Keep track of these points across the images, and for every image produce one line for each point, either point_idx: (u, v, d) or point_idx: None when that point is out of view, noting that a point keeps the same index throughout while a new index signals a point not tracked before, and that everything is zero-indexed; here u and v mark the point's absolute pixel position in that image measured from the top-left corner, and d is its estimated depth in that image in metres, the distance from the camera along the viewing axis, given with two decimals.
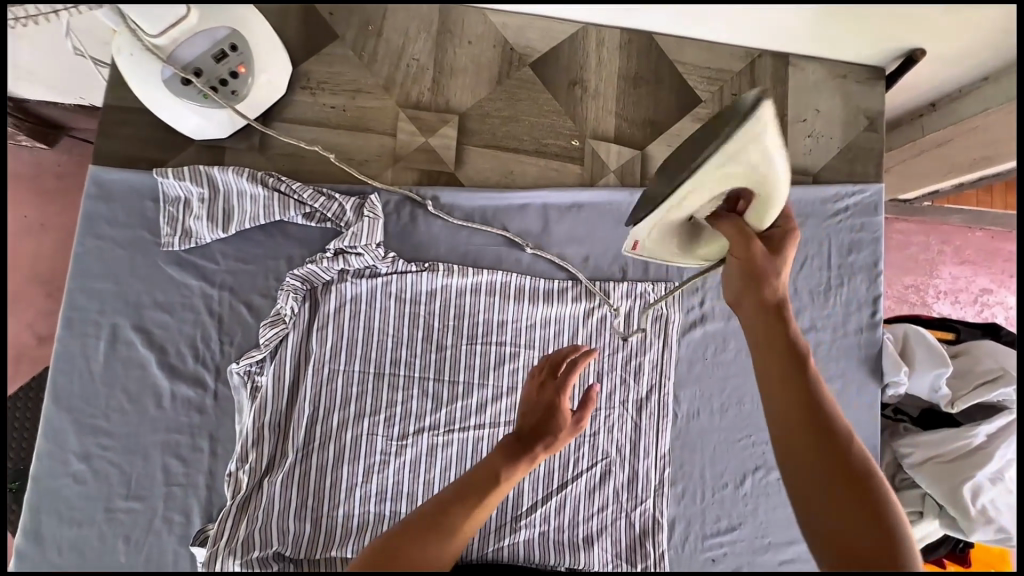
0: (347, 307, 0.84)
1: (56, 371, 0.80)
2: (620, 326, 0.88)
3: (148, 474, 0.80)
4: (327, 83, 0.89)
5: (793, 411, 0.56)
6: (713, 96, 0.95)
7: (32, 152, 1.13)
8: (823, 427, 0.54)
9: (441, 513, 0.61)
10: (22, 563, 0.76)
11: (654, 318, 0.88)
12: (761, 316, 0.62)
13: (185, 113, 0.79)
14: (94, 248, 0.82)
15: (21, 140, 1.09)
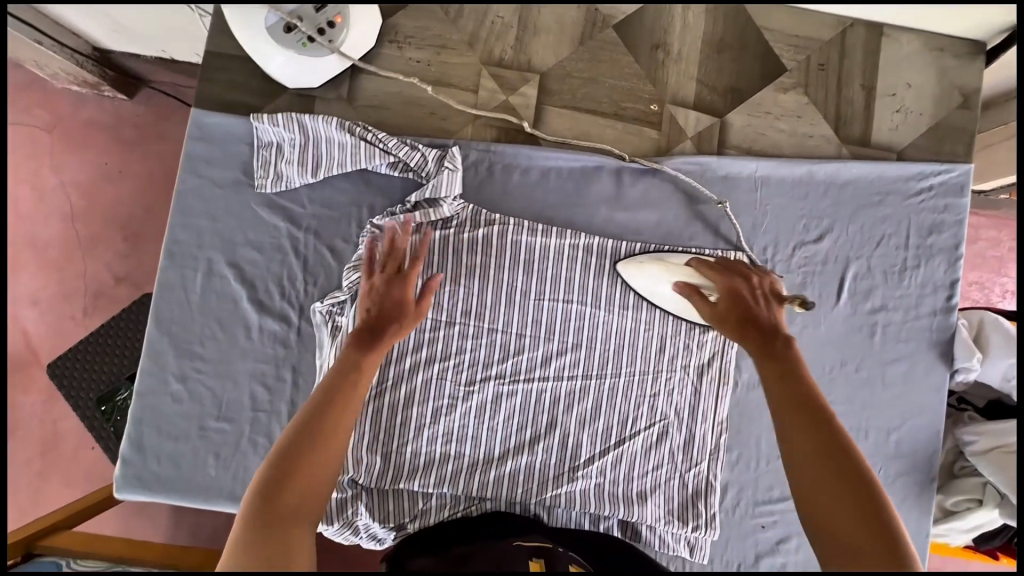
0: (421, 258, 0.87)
1: (157, 298, 0.87)
2: None
3: (237, 398, 0.86)
4: (414, 37, 0.91)
5: (824, 477, 0.60)
6: (799, 65, 0.93)
7: (114, 103, 1.31)
8: (871, 517, 0.56)
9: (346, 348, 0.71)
10: (127, 467, 0.85)
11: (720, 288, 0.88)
12: (782, 387, 0.67)
13: (283, 59, 0.83)
14: (193, 186, 0.88)
15: (106, 89, 1.27)
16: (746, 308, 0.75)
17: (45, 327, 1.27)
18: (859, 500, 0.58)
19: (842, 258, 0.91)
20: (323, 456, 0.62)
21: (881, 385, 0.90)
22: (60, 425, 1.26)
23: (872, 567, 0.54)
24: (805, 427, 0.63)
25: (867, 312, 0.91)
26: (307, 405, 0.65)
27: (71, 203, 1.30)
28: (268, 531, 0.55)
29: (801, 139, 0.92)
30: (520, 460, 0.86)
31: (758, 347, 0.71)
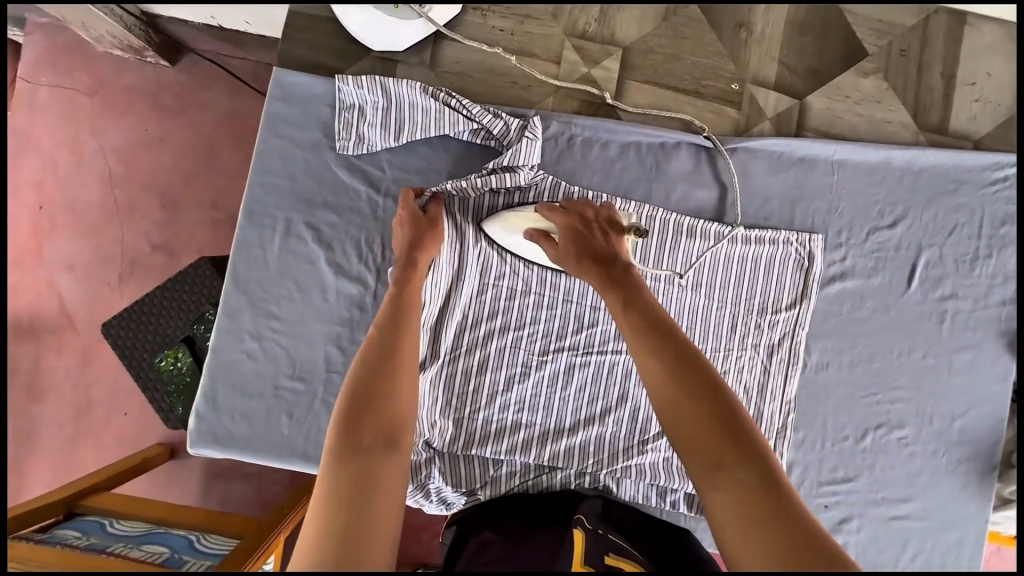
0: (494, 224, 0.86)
1: (235, 256, 0.87)
2: (762, 273, 0.90)
3: (312, 359, 0.87)
4: (499, 5, 0.90)
5: (686, 397, 0.56)
6: (880, 50, 0.93)
7: (155, 70, 1.32)
8: (724, 429, 0.53)
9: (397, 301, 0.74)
10: (201, 423, 0.85)
11: (792, 269, 0.89)
12: (630, 315, 0.64)
13: (374, 21, 0.85)
14: (274, 145, 0.88)
15: (150, 56, 1.28)
16: (586, 242, 0.73)
17: (79, 292, 1.29)
18: (714, 415, 0.54)
19: (915, 245, 0.92)
20: (396, 400, 0.63)
21: (948, 372, 0.91)
22: (100, 388, 1.27)
23: (722, 476, 0.51)
24: (653, 351, 0.60)
25: (937, 299, 0.91)
26: (366, 356, 0.67)
27: (110, 167, 1.31)
28: (360, 459, 0.56)
29: (879, 125, 0.92)
30: (590, 431, 0.87)
31: (601, 281, 0.69)
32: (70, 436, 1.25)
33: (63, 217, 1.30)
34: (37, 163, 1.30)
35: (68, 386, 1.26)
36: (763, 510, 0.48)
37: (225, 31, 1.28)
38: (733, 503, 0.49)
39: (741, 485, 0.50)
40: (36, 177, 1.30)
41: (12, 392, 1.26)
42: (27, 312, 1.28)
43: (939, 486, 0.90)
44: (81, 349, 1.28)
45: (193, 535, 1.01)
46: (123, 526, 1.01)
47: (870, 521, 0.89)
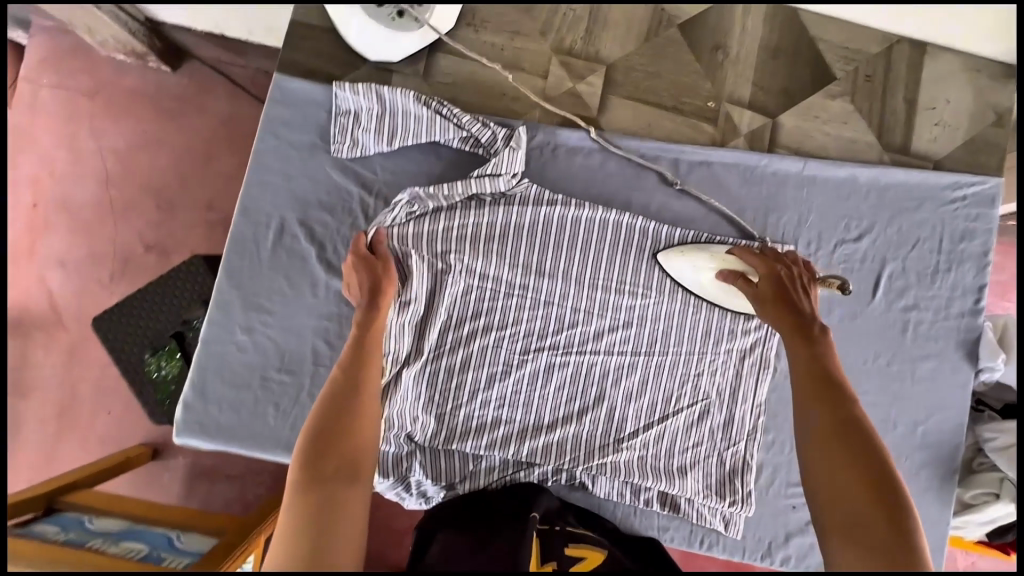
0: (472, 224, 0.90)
1: (229, 251, 0.90)
2: None
3: (299, 353, 0.89)
4: (490, 22, 0.95)
5: (845, 449, 0.63)
6: (847, 75, 0.99)
7: (157, 76, 1.35)
8: (864, 476, 0.61)
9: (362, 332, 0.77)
10: (187, 413, 0.87)
11: None
12: (809, 360, 0.72)
13: (372, 32, 0.89)
14: (271, 146, 0.91)
15: (152, 61, 1.30)
16: (791, 294, 0.79)
17: (74, 286, 1.30)
18: (856, 466, 0.62)
19: (879, 258, 0.97)
20: (360, 432, 0.66)
21: (911, 379, 0.95)
22: (83, 385, 1.28)
23: (862, 512, 0.59)
24: (824, 399, 0.68)
25: (900, 310, 0.96)
26: (333, 387, 0.70)
27: (107, 167, 1.34)
28: (323, 491, 0.60)
29: (845, 144, 0.98)
30: (568, 429, 0.90)
31: (791, 330, 0.75)
32: (53, 431, 1.26)
33: (56, 215, 1.32)
34: (31, 160, 1.33)
35: (54, 380, 1.28)
36: (892, 532, 0.57)
37: (227, 40, 1.29)
38: (855, 525, 0.59)
39: (874, 518, 0.58)
40: (31, 174, 1.33)
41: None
42: (16, 307, 1.29)
43: None
44: (65, 345, 1.29)
45: (171, 533, 1.03)
46: (101, 523, 1.00)
47: None
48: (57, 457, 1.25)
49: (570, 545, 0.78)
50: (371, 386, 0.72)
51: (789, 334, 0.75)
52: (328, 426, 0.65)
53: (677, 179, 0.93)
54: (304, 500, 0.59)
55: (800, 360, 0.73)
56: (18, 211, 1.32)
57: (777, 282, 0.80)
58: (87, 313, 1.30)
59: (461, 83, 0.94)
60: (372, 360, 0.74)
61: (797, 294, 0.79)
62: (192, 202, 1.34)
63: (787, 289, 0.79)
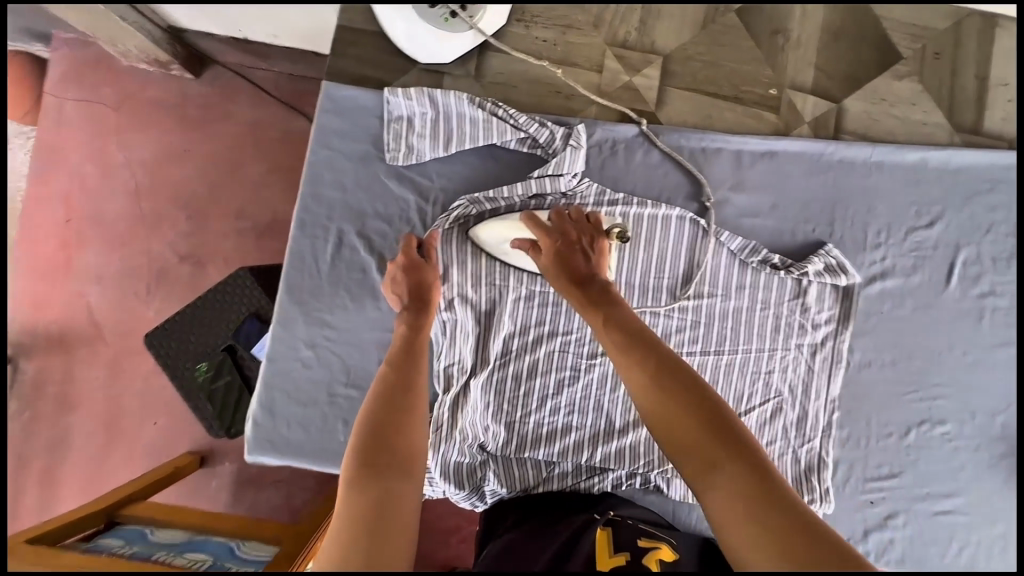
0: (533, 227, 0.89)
1: (288, 266, 0.89)
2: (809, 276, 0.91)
3: (365, 366, 0.89)
4: (541, 16, 0.92)
5: (686, 415, 0.62)
6: (915, 53, 0.94)
7: (179, 82, 1.34)
8: (721, 441, 0.59)
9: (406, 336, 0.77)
10: (258, 431, 0.87)
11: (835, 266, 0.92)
12: (613, 333, 0.70)
13: (424, 34, 0.86)
14: (325, 158, 0.90)
15: (175, 68, 1.30)
16: (570, 258, 0.78)
17: (111, 304, 1.30)
18: (718, 437, 0.59)
19: (953, 244, 0.93)
20: (409, 431, 0.66)
21: (988, 368, 0.93)
22: (136, 400, 1.28)
23: (718, 470, 0.58)
24: (632, 366, 0.67)
25: (976, 297, 0.93)
26: (379, 392, 0.70)
27: (135, 178, 1.33)
28: (376, 485, 0.59)
29: (914, 126, 0.94)
30: (640, 432, 0.88)
31: (581, 299, 0.75)
32: (104, 443, 1.27)
33: (97, 231, 1.32)
34: (71, 177, 1.32)
35: (106, 396, 1.28)
36: (757, 495, 0.55)
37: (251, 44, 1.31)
38: (711, 482, 0.58)
39: (733, 480, 0.56)
40: (70, 191, 1.32)
41: (52, 402, 1.28)
42: (56, 323, 1.29)
43: (982, 480, 0.92)
44: (115, 360, 1.29)
45: (231, 542, 1.00)
46: (163, 535, 0.99)
47: (916, 516, 0.91)
48: (115, 472, 1.25)
49: (641, 538, 0.72)
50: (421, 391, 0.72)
51: (582, 303, 0.75)
52: (376, 428, 0.65)
53: (711, 200, 0.90)
54: (361, 499, 0.58)
55: (611, 341, 0.70)
56: (60, 229, 1.31)
57: (562, 245, 0.79)
58: (135, 328, 1.30)
59: (514, 82, 0.91)
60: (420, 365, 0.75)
61: (576, 255, 0.79)
62: (232, 212, 1.33)
63: (579, 258, 0.78)
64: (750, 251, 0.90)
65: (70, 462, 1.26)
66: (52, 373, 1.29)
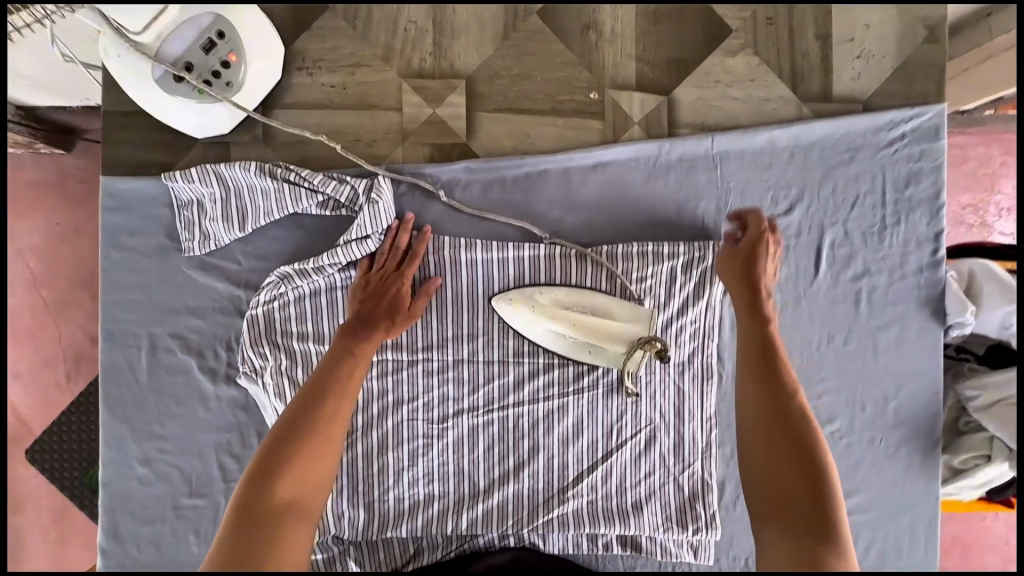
0: (355, 292, 0.82)
1: (104, 381, 0.83)
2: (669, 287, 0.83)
3: (206, 472, 0.83)
4: (324, 59, 0.83)
5: (796, 444, 0.68)
6: (745, 23, 0.85)
7: (53, 160, 1.17)
8: (814, 472, 0.66)
9: (337, 356, 0.73)
10: (107, 559, 0.82)
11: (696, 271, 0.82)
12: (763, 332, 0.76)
13: (182, 110, 0.76)
14: (118, 259, 0.82)
15: (40, 147, 1.11)
16: (755, 258, 0.79)
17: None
18: (800, 456, 0.67)
19: (816, 227, 0.85)
20: (308, 464, 0.64)
21: (873, 355, 0.86)
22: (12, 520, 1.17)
23: (802, 525, 0.63)
24: (761, 376, 0.73)
25: (850, 280, 0.85)
26: (285, 417, 0.67)
27: (30, 268, 1.18)
28: (251, 531, 0.57)
29: (756, 106, 0.85)
30: (507, 490, 0.83)
31: (744, 300, 0.78)
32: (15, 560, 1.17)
33: None
34: None
35: None
36: (817, 524, 0.63)
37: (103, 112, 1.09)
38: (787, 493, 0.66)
39: (829, 546, 0.61)
40: None
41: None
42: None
43: (882, 473, 0.86)
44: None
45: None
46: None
47: None
48: None
49: None
50: (324, 406, 0.68)
51: (744, 301, 0.78)
52: (273, 464, 0.62)
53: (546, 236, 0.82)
54: (233, 545, 0.56)
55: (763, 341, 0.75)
56: None
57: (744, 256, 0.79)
58: None
59: (307, 139, 0.83)
60: (346, 388, 0.71)
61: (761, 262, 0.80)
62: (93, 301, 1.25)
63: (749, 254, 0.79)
64: (597, 274, 0.82)
65: None
66: None
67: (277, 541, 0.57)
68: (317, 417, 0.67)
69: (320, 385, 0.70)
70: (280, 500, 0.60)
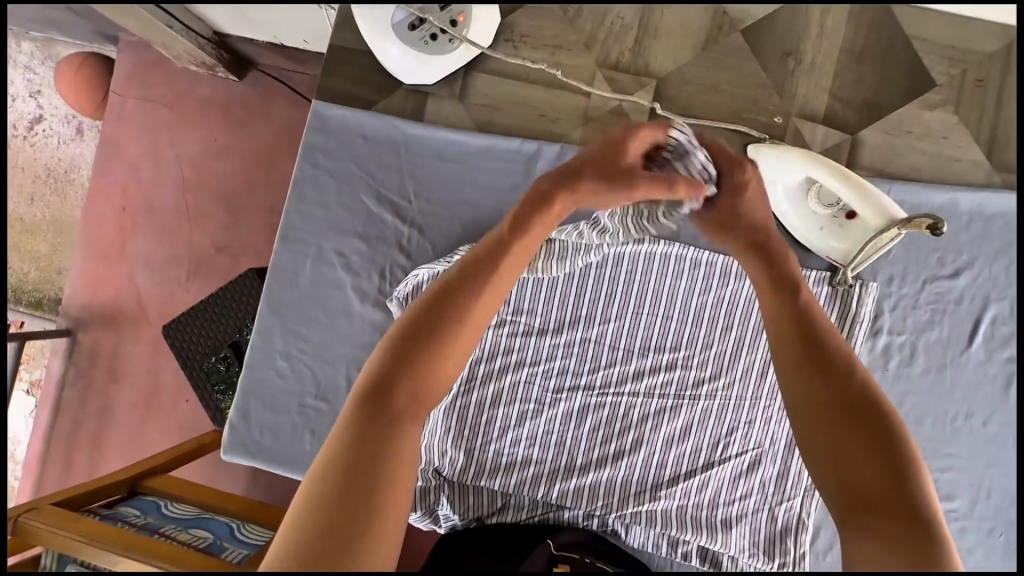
0: None
1: (270, 277, 0.92)
2: None
3: (335, 380, 0.91)
4: (530, 36, 0.89)
5: (863, 436, 0.55)
6: (952, 80, 0.84)
7: (225, 84, 1.31)
8: (879, 448, 0.54)
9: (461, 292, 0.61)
10: (233, 434, 0.91)
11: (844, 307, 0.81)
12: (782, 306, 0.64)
13: (406, 57, 0.86)
14: (309, 174, 0.91)
15: (221, 71, 1.27)
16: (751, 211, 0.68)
17: (113, 290, 1.31)
18: (868, 433, 0.55)
19: (980, 299, 0.82)
20: (414, 395, 0.58)
21: (1011, 443, 0.81)
22: (130, 382, 1.29)
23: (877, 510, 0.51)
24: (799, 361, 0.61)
25: (1004, 361, 0.82)
26: (413, 318, 0.61)
27: (181, 175, 1.32)
28: (368, 451, 0.54)
29: (944, 164, 0.84)
30: (602, 472, 0.85)
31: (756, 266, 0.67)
32: (136, 415, 1.28)
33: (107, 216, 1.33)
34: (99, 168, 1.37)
35: (102, 379, 1.29)
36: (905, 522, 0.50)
37: (289, 50, 1.27)
38: (872, 528, 0.51)
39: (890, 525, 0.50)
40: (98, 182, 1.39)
41: (94, 375, 1.29)
42: (108, 300, 1.31)
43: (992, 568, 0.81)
44: (116, 344, 1.30)
45: (233, 522, 0.98)
46: (177, 508, 0.98)
47: None
48: (108, 450, 1.27)
49: None
50: (433, 335, 0.59)
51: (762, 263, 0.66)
52: (392, 397, 0.57)
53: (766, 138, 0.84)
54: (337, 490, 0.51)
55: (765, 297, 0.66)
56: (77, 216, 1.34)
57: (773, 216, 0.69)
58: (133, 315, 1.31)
59: (498, 104, 0.91)
60: (482, 298, 0.62)
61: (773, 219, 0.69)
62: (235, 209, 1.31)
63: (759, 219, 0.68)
64: (739, 292, 0.84)
65: (102, 435, 1.27)
66: (86, 346, 1.30)
67: (382, 495, 0.52)
68: (444, 331, 0.60)
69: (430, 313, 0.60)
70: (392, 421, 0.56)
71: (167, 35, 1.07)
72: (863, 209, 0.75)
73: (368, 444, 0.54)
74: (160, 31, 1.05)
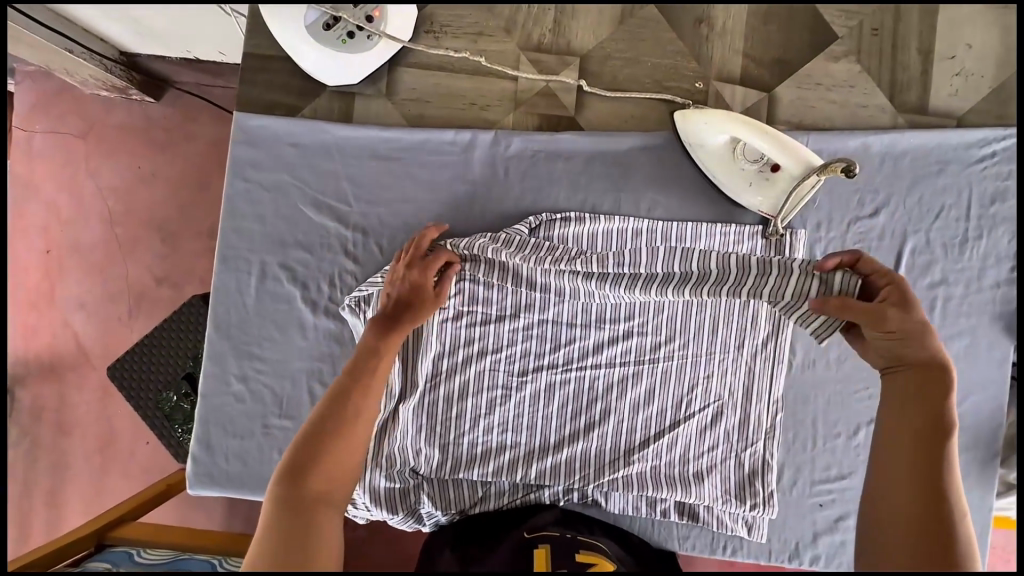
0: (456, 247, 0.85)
1: (214, 301, 0.89)
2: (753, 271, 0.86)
3: (296, 397, 0.89)
4: (450, 26, 0.90)
5: (916, 491, 0.58)
6: (851, 31, 0.89)
7: (142, 106, 1.23)
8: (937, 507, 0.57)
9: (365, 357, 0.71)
10: (197, 468, 0.88)
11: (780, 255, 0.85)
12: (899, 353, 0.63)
13: (324, 57, 0.84)
14: (241, 190, 0.89)
15: (134, 93, 1.19)
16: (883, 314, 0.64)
17: (46, 338, 1.23)
18: (928, 492, 0.58)
19: (899, 232, 0.88)
20: (339, 457, 0.63)
21: None
22: (78, 431, 1.21)
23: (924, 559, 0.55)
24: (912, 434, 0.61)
25: (927, 287, 0.87)
26: (321, 409, 0.66)
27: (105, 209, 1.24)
28: (299, 513, 0.58)
29: (854, 111, 0.89)
30: (575, 447, 0.87)
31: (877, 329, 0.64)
32: (90, 467, 1.20)
33: (26, 261, 1.24)
34: None
35: (48, 432, 1.21)
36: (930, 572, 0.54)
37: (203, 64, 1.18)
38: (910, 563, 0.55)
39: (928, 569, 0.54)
40: None
41: (40, 432, 1.21)
42: (42, 348, 1.23)
43: None
44: (58, 392, 1.22)
45: (214, 559, 0.91)
46: (151, 554, 0.89)
47: None
48: (64, 506, 1.19)
49: (581, 552, 0.73)
50: (368, 372, 0.69)
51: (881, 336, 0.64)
52: (316, 454, 0.62)
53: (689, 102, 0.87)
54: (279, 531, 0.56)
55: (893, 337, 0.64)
56: None
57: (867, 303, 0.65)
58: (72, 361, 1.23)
59: (426, 96, 0.90)
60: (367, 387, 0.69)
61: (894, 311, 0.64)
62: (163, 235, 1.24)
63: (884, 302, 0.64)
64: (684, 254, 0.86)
65: (55, 491, 1.20)
66: (26, 400, 1.22)
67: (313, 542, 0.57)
68: (356, 398, 0.67)
69: (348, 405, 0.66)
70: (316, 483, 0.60)
71: (65, 58, 0.99)
72: (789, 163, 0.78)
73: (306, 457, 0.61)
74: (55, 53, 0.98)
